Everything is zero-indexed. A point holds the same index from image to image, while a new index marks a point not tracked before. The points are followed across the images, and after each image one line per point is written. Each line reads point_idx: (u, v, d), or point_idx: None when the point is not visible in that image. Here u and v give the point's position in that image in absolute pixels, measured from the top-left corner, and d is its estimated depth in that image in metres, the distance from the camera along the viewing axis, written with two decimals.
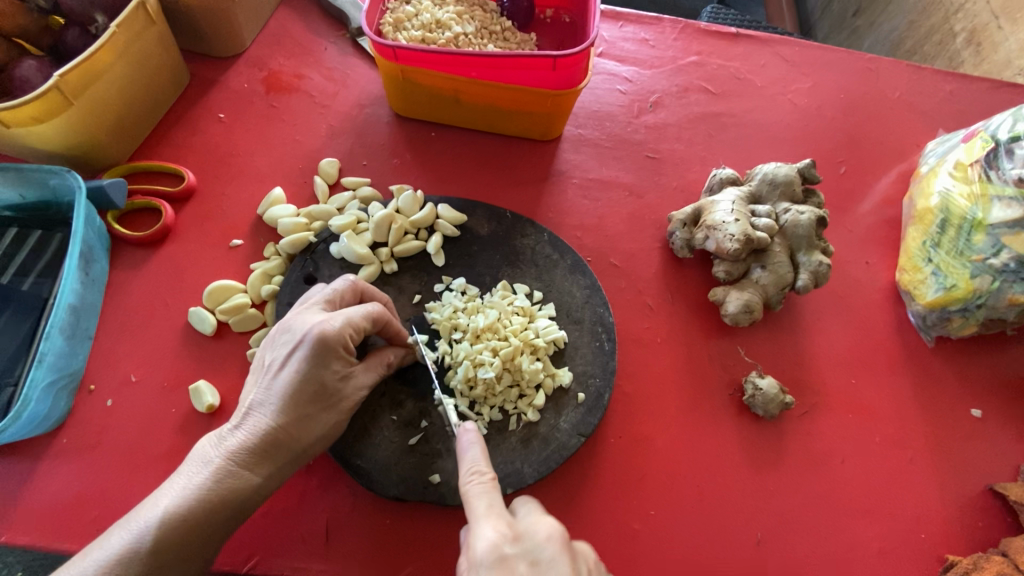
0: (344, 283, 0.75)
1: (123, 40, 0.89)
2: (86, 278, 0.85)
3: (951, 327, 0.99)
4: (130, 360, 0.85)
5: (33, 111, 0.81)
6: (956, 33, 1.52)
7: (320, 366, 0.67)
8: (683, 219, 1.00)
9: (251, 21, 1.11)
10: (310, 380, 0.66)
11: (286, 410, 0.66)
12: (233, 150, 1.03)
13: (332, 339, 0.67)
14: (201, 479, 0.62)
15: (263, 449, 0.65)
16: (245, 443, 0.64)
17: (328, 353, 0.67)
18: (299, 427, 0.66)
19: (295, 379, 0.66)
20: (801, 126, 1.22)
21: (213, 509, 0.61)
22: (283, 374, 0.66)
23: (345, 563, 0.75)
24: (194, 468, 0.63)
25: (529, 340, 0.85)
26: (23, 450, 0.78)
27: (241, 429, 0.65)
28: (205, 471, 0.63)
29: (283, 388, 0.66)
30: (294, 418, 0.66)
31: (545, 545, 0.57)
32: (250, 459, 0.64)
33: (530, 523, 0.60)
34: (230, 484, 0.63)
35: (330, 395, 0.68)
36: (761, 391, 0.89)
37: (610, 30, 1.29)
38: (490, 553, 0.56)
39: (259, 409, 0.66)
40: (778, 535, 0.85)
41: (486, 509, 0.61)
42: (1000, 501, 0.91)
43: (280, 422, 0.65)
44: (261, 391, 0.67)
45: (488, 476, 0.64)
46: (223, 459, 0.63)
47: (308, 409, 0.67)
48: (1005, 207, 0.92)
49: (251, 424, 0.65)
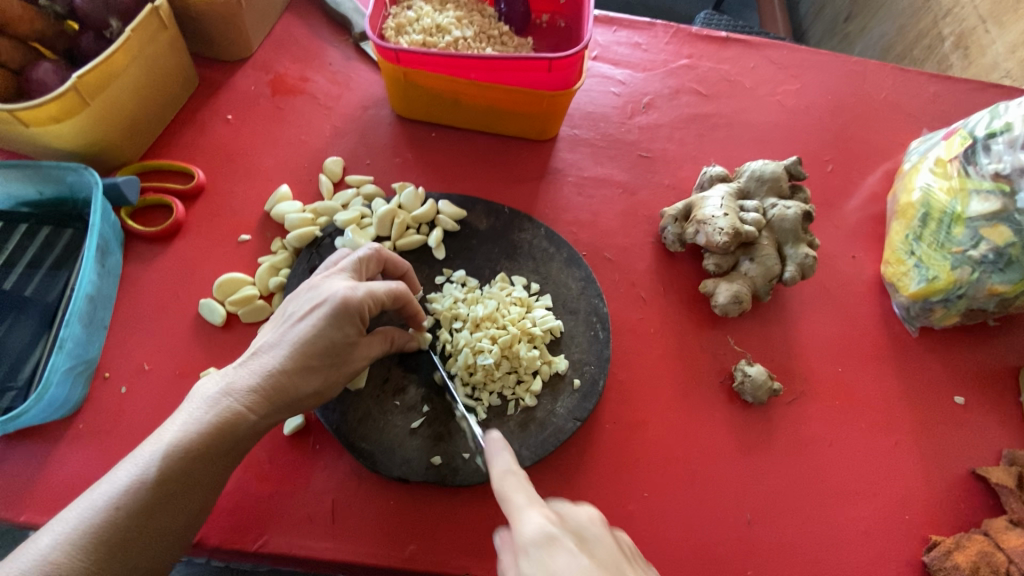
0: (369, 251, 0.78)
1: (137, 44, 0.93)
2: (102, 270, 0.88)
3: (934, 317, 1.02)
4: (143, 350, 0.88)
5: (51, 111, 0.85)
6: (944, 38, 1.57)
7: (336, 328, 0.70)
8: (674, 214, 1.04)
9: (258, 26, 1.15)
10: (324, 338, 0.69)
11: (294, 361, 0.68)
12: (241, 150, 1.07)
13: (352, 306, 0.70)
14: (203, 413, 0.65)
15: (265, 394, 0.67)
16: (249, 385, 0.67)
17: (346, 318, 0.70)
18: (301, 380, 0.69)
19: (310, 334, 0.69)
20: (789, 126, 1.27)
21: (209, 445, 0.64)
22: (299, 328, 0.69)
23: (349, 541, 0.79)
24: (199, 402, 0.66)
25: (527, 328, 0.88)
26: (41, 434, 0.81)
27: (248, 371, 0.68)
28: (207, 406, 0.65)
29: (296, 341, 0.69)
30: (300, 370, 0.69)
31: (588, 524, 0.60)
32: (252, 402, 0.67)
33: (569, 508, 0.62)
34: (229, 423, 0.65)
35: (336, 356, 0.71)
36: (750, 377, 0.92)
37: (604, 34, 1.33)
38: (542, 535, 0.58)
39: (268, 355, 0.69)
40: (767, 515, 0.89)
41: (526, 499, 0.62)
42: (982, 483, 0.94)
43: (286, 371, 0.68)
44: (274, 340, 0.70)
45: (521, 472, 0.65)
46: (225, 398, 0.66)
47: (314, 364, 0.70)
48: (983, 200, 0.95)
49: (258, 368, 0.68)
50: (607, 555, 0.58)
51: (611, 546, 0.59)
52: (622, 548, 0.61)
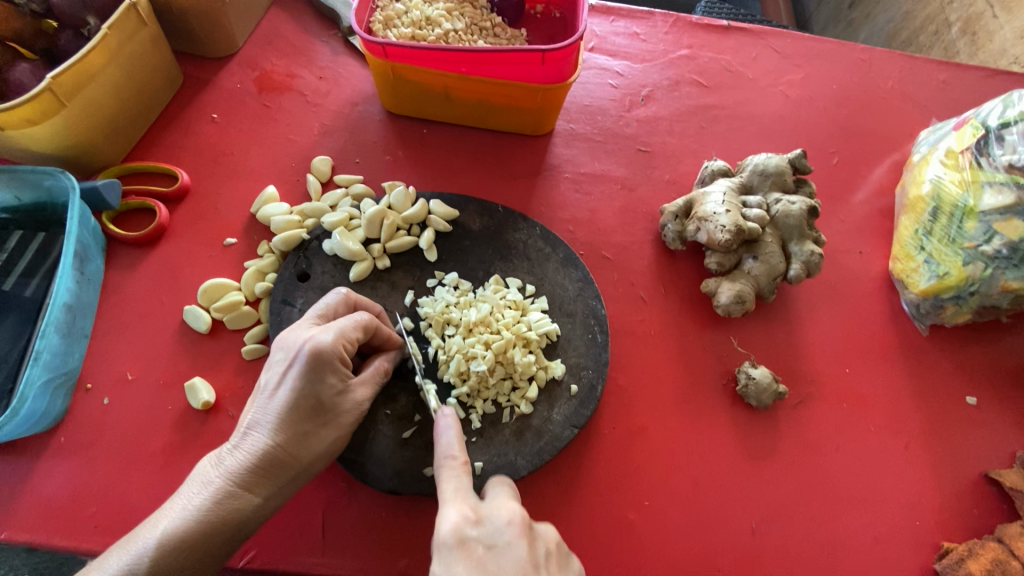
0: (335, 298, 0.76)
1: (116, 41, 0.90)
2: (82, 277, 0.86)
3: (945, 315, 0.99)
4: (127, 359, 0.86)
5: (28, 113, 0.82)
6: (951, 24, 1.52)
7: (316, 381, 0.67)
8: (674, 211, 1.00)
9: (242, 22, 1.11)
10: (306, 397, 0.67)
11: (283, 429, 0.66)
12: (227, 150, 1.04)
13: (325, 354, 0.67)
14: (203, 500, 0.63)
15: (263, 468, 0.65)
16: (244, 464, 0.65)
17: (323, 367, 0.67)
18: (298, 444, 0.67)
19: (291, 396, 0.66)
20: (794, 117, 1.22)
21: (214, 529, 0.62)
22: (279, 392, 0.67)
23: (341, 555, 0.76)
24: (195, 488, 0.64)
25: (522, 333, 0.85)
26: (21, 448, 0.79)
27: (240, 449, 0.65)
28: (205, 492, 0.63)
29: (279, 407, 0.66)
30: (292, 435, 0.66)
31: (503, 530, 0.58)
32: (252, 479, 0.65)
33: (494, 508, 0.61)
34: (232, 504, 0.64)
35: (327, 410, 0.69)
36: (754, 380, 0.89)
37: (601, 25, 1.29)
38: (451, 533, 0.58)
39: (257, 428, 0.66)
40: (773, 523, 0.86)
41: (453, 493, 0.62)
42: (995, 487, 0.91)
43: (278, 440, 0.66)
44: (259, 410, 0.67)
45: (460, 460, 0.65)
46: (223, 480, 0.64)
47: (306, 426, 0.67)
48: (996, 192, 0.91)
49: (249, 444, 0.66)
50: (512, 565, 0.56)
51: (522, 556, 0.57)
52: (542, 554, 0.59)
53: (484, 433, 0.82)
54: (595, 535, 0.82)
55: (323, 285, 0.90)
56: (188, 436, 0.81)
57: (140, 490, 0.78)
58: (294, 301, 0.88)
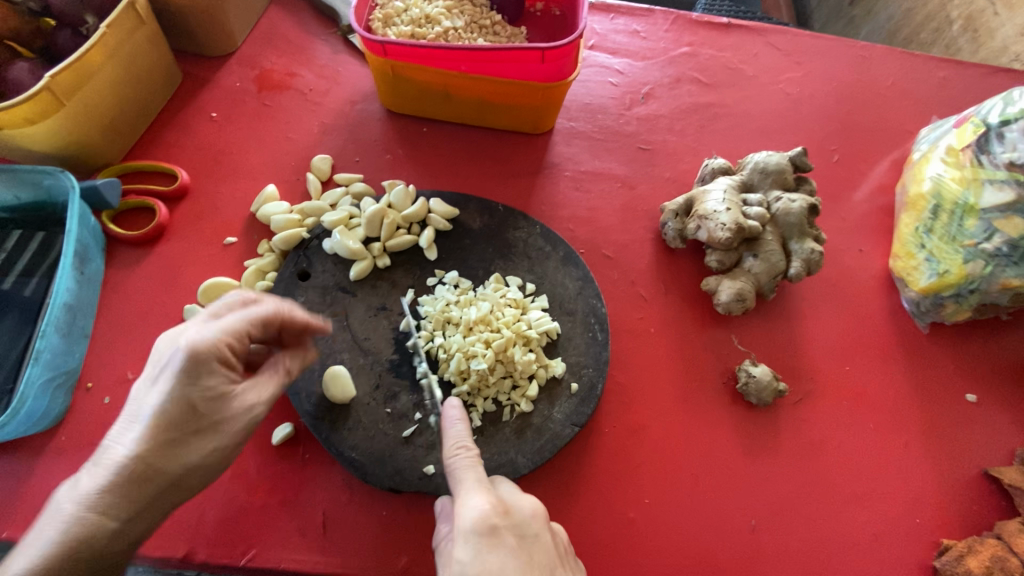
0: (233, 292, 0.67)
1: (114, 40, 0.90)
2: (82, 277, 0.86)
3: (945, 313, 0.99)
4: (127, 358, 0.86)
5: (26, 112, 0.82)
6: (952, 21, 1.51)
7: (186, 387, 0.59)
8: (675, 209, 1.00)
9: (241, 20, 1.11)
10: (175, 404, 0.58)
11: (146, 440, 0.58)
12: (227, 149, 1.03)
13: (198, 356, 0.59)
14: (53, 525, 0.56)
15: (122, 484, 0.57)
16: (103, 481, 0.57)
17: (195, 371, 0.59)
18: (166, 458, 0.59)
19: (160, 403, 0.58)
20: (794, 115, 1.22)
21: (68, 556, 0.55)
22: (148, 399, 0.59)
23: (341, 554, 0.76)
24: (50, 512, 0.57)
25: (522, 331, 0.85)
26: (22, 447, 0.79)
27: (99, 464, 0.58)
28: (61, 515, 0.56)
29: (146, 416, 0.58)
30: (158, 446, 0.58)
31: (530, 521, 0.62)
32: (110, 500, 0.57)
33: (515, 499, 0.64)
34: (83, 531, 0.56)
35: (203, 417, 0.60)
36: (755, 378, 0.89)
37: (601, 22, 1.29)
38: (482, 524, 0.59)
39: (119, 440, 0.58)
40: (773, 520, 0.86)
41: (475, 483, 0.63)
42: (994, 484, 0.91)
43: (144, 453, 0.58)
44: (124, 419, 0.59)
45: (474, 452, 0.66)
46: (79, 501, 0.57)
47: (176, 436, 0.59)
48: (997, 190, 0.91)
49: (110, 458, 0.58)
50: (541, 554, 0.60)
51: (546, 546, 0.62)
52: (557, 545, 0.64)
53: (485, 431, 0.82)
54: (595, 533, 0.82)
55: (324, 284, 0.90)
56: None
57: None
58: (294, 300, 0.88)
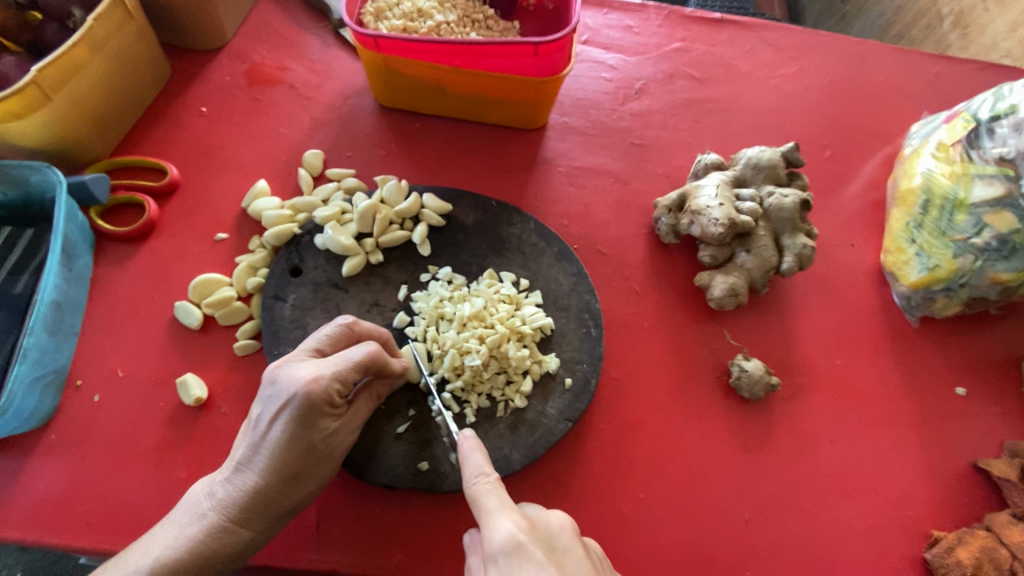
0: (336, 327, 0.72)
1: (101, 35, 0.89)
2: (70, 274, 0.85)
3: (935, 307, 1.00)
4: (117, 356, 0.85)
5: (11, 108, 0.81)
6: (943, 17, 1.52)
7: (307, 428, 0.64)
8: (668, 204, 1.00)
9: (231, 13, 1.10)
10: (297, 442, 0.64)
11: (273, 472, 0.65)
12: (218, 144, 1.02)
13: (319, 400, 0.64)
14: (195, 533, 0.63)
15: (251, 506, 0.65)
16: (234, 501, 0.64)
17: (315, 415, 0.64)
18: (288, 486, 0.66)
19: (282, 440, 0.64)
20: (786, 110, 1.23)
21: (205, 563, 0.63)
22: (271, 434, 0.64)
23: (335, 551, 0.76)
24: (188, 518, 0.64)
25: (516, 327, 0.85)
26: (11, 446, 0.78)
27: (230, 485, 0.65)
28: (197, 525, 0.64)
29: (268, 450, 0.64)
30: (281, 478, 0.65)
31: (559, 534, 0.59)
32: (242, 516, 0.65)
33: (541, 515, 0.61)
34: (222, 538, 0.64)
35: (319, 452, 0.67)
36: (747, 372, 0.90)
37: (594, 17, 1.28)
38: (508, 544, 0.56)
39: (246, 467, 0.65)
40: (767, 514, 0.86)
41: (497, 505, 0.60)
42: (984, 476, 0.92)
43: (268, 482, 0.65)
44: (249, 448, 0.65)
45: (493, 475, 0.63)
46: (214, 516, 0.64)
47: (297, 468, 0.66)
48: (986, 184, 0.92)
49: (239, 481, 0.65)
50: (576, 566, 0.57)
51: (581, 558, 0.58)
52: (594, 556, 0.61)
53: (479, 427, 0.82)
54: (590, 528, 0.82)
55: (316, 280, 0.89)
56: (180, 434, 0.81)
57: (133, 486, 0.77)
58: (286, 296, 0.87)
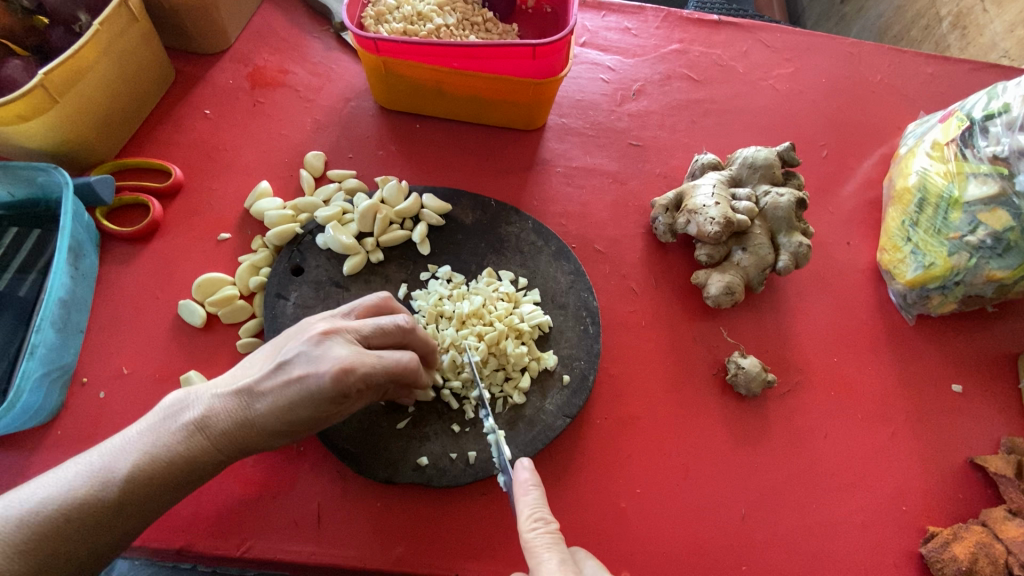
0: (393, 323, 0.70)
1: (107, 37, 0.90)
2: (76, 272, 0.86)
3: (931, 305, 1.00)
4: (122, 353, 0.86)
5: (20, 109, 0.82)
6: (942, 18, 1.53)
7: (319, 404, 0.62)
8: (665, 204, 1.01)
9: (234, 17, 1.12)
10: (304, 409, 0.62)
11: (266, 420, 0.62)
12: (220, 145, 1.04)
13: (341, 388, 0.62)
14: (174, 437, 0.61)
15: (229, 438, 0.62)
16: (219, 428, 0.62)
17: (333, 399, 0.62)
18: (271, 436, 0.64)
19: (291, 400, 0.62)
20: (783, 110, 1.24)
21: (165, 475, 0.61)
22: (284, 387, 0.62)
23: (334, 544, 0.77)
24: (175, 421, 0.62)
25: (514, 325, 0.86)
26: (18, 441, 0.80)
27: (222, 404, 0.63)
28: (178, 431, 0.61)
29: (273, 403, 0.62)
30: (269, 428, 0.63)
31: None
32: (218, 444, 0.62)
33: None
34: (189, 456, 0.61)
35: (313, 425, 0.65)
36: (744, 369, 0.91)
37: (592, 19, 1.30)
38: None
39: (245, 398, 0.63)
40: (763, 509, 0.87)
41: (557, 563, 0.61)
42: (980, 473, 0.93)
43: (256, 425, 0.63)
44: (257, 382, 0.63)
45: (553, 526, 0.64)
46: (196, 431, 0.62)
47: (287, 429, 0.64)
48: (980, 183, 0.93)
49: (232, 406, 0.63)
50: None
51: None
52: None
53: (477, 423, 0.83)
54: (588, 523, 0.83)
55: (317, 279, 0.91)
56: None
57: None
58: (288, 295, 0.88)
